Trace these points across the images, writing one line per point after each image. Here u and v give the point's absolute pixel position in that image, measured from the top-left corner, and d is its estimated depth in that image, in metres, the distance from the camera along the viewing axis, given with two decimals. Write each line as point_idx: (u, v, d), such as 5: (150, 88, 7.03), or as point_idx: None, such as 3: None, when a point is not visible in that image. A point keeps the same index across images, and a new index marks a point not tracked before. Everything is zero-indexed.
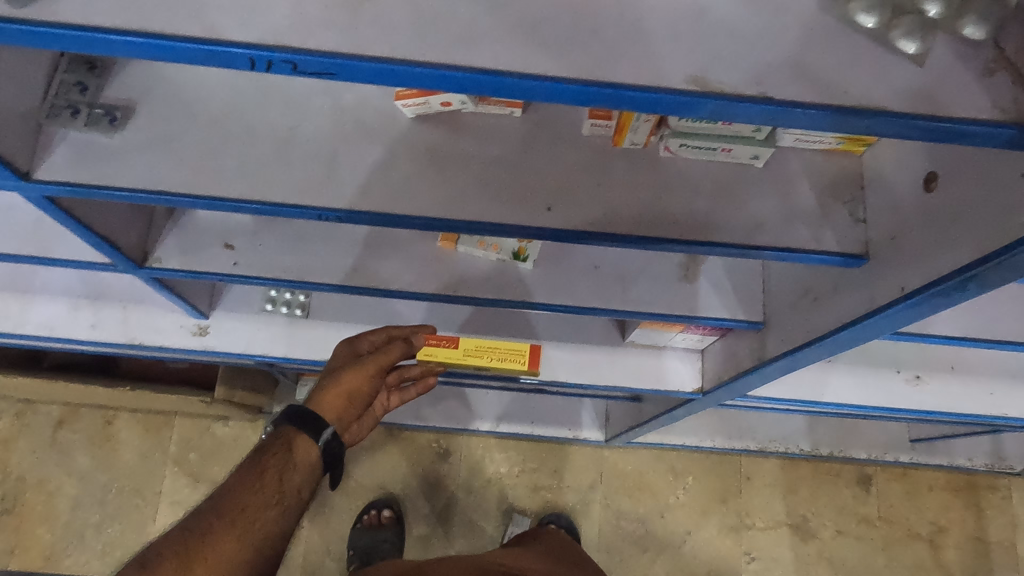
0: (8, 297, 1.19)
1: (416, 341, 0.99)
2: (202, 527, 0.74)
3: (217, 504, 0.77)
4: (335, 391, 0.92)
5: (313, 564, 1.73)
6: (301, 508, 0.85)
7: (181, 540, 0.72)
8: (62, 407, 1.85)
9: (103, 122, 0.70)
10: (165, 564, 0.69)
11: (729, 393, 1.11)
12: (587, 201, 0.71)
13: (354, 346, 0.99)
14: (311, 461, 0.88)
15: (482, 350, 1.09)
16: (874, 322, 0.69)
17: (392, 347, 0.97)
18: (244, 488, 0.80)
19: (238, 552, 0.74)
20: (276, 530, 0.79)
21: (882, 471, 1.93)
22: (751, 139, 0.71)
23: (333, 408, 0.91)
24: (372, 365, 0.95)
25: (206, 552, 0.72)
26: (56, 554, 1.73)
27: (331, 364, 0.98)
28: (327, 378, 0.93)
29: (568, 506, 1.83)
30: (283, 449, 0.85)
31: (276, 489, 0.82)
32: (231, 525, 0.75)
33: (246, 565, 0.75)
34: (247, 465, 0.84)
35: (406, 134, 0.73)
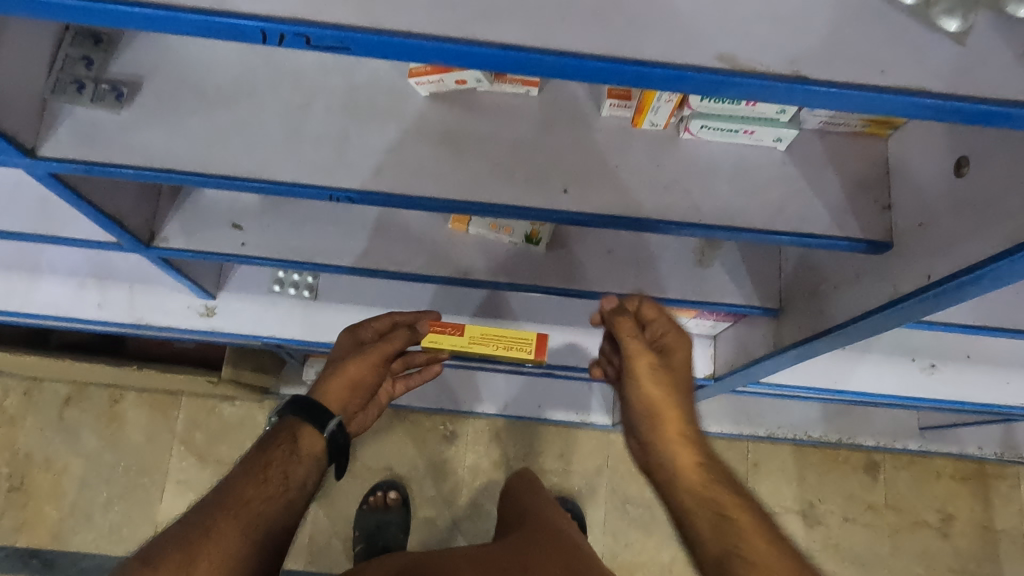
0: (15, 276, 1.18)
1: (421, 328, 0.99)
2: (206, 522, 0.72)
3: (221, 497, 0.76)
4: (339, 381, 0.93)
5: (320, 545, 1.74)
6: (303, 501, 0.84)
7: (184, 532, 0.71)
8: (69, 385, 1.85)
9: (108, 97, 0.68)
10: (171, 558, 0.67)
11: (741, 379, 1.10)
12: (604, 184, 0.69)
13: (358, 334, 0.99)
14: (316, 452, 0.88)
15: (484, 337, 1.08)
16: (894, 312, 0.68)
17: (396, 336, 0.97)
18: (248, 480, 0.80)
19: (241, 544, 0.73)
20: (278, 523, 0.79)
21: (891, 458, 1.91)
22: (774, 121, 0.69)
23: (337, 398, 0.93)
24: (376, 354, 0.95)
25: (211, 546, 0.70)
26: (64, 532, 1.74)
27: (336, 352, 0.98)
28: (331, 368, 0.95)
29: (574, 490, 1.83)
30: (288, 440, 0.86)
31: (280, 482, 0.82)
32: (234, 517, 0.74)
33: (249, 558, 0.73)
34: (252, 457, 0.84)
35: (419, 112, 0.71)
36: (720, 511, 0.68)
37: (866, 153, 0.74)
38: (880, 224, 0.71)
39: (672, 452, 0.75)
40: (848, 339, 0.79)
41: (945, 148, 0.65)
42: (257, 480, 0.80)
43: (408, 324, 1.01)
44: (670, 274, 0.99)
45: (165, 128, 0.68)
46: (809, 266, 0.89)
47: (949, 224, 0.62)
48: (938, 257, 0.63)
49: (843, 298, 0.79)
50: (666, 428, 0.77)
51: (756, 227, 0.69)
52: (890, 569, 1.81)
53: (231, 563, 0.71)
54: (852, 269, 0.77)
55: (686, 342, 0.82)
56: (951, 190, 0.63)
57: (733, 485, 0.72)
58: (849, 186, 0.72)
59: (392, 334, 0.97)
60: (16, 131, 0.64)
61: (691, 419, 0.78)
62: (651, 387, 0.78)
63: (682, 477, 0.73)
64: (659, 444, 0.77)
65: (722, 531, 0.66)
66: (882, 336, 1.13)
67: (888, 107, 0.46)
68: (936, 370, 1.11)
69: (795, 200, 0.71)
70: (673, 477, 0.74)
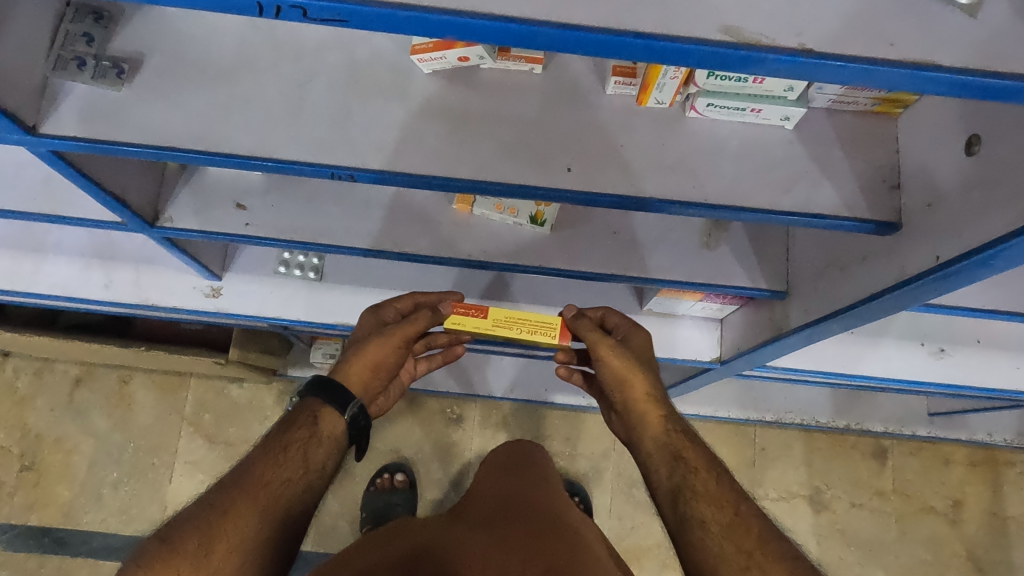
0: (22, 256, 1.18)
1: (444, 310, 0.94)
2: (225, 503, 0.72)
3: (240, 477, 0.76)
4: (361, 363, 0.94)
5: (327, 526, 1.75)
6: (322, 483, 0.85)
7: (202, 512, 0.70)
8: (80, 365, 1.87)
9: (110, 74, 0.68)
10: (188, 540, 0.67)
11: (747, 363, 1.09)
12: (608, 163, 0.68)
13: (380, 315, 0.99)
14: (336, 434, 0.89)
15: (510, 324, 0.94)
16: (900, 294, 0.68)
17: (418, 317, 0.94)
18: (268, 460, 0.80)
19: (258, 526, 0.73)
20: (296, 505, 0.79)
21: (899, 444, 1.90)
22: (781, 99, 0.67)
23: (359, 380, 0.94)
24: (398, 336, 0.95)
25: (229, 528, 0.70)
26: (74, 511, 1.75)
27: (358, 333, 0.99)
28: (354, 350, 0.95)
29: (580, 473, 1.84)
30: (309, 422, 0.87)
31: (300, 464, 0.82)
32: (252, 499, 0.74)
33: (266, 541, 0.73)
34: (273, 437, 0.84)
35: (422, 89, 0.70)
36: (676, 454, 0.86)
37: (876, 133, 0.73)
38: (889, 204, 0.70)
39: (641, 413, 0.92)
40: (856, 322, 0.78)
41: (957, 127, 0.63)
42: (277, 462, 0.80)
43: (430, 304, 0.99)
44: (676, 256, 0.98)
45: (167, 106, 0.68)
46: (816, 248, 0.88)
47: (958, 203, 0.61)
48: (948, 236, 0.62)
49: (851, 280, 0.78)
50: (638, 393, 0.92)
51: (762, 207, 0.68)
52: (897, 555, 1.80)
53: (248, 545, 0.71)
54: (860, 250, 0.76)
55: (643, 330, 0.97)
56: (962, 169, 0.62)
57: (690, 433, 0.89)
58: (857, 166, 0.71)
59: (415, 315, 0.96)
60: (17, 108, 0.64)
61: (662, 396, 0.93)
62: (619, 368, 0.92)
63: (648, 430, 0.90)
64: (630, 407, 0.93)
65: (676, 470, 0.84)
66: (892, 321, 1.12)
67: (896, 81, 0.45)
68: (945, 354, 1.09)
69: (802, 179, 0.70)
70: (642, 432, 0.91)
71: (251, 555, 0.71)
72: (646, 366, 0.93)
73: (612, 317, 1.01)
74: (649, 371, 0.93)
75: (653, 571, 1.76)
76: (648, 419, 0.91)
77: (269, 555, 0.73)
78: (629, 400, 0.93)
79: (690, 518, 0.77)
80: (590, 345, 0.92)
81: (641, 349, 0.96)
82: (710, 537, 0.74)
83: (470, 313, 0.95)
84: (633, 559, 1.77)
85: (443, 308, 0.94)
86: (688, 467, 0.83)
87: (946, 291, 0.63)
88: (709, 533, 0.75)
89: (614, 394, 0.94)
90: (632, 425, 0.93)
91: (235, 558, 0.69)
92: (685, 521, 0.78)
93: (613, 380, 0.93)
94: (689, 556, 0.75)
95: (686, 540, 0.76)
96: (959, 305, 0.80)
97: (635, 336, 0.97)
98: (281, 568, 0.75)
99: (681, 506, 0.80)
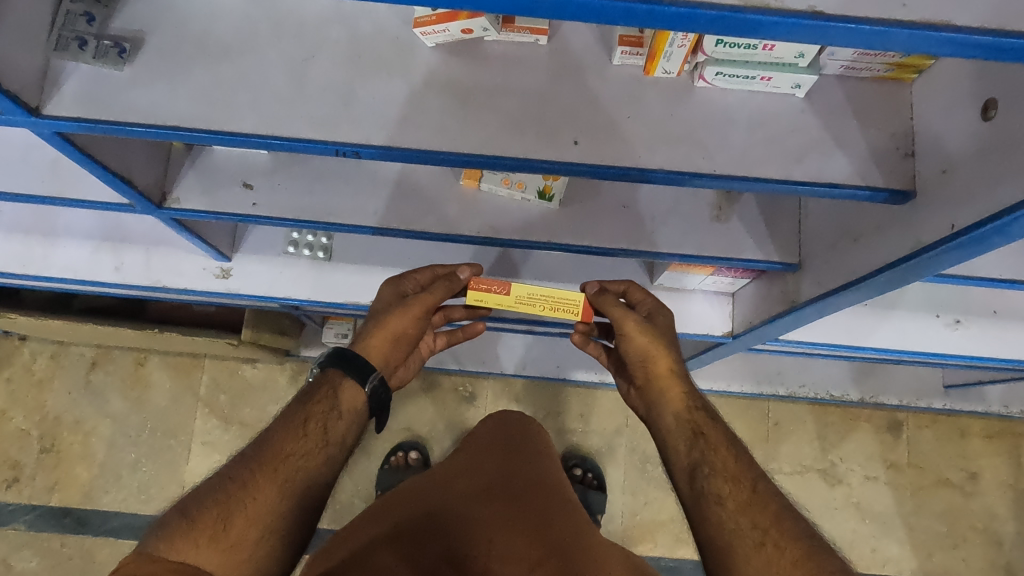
0: (33, 240, 1.18)
1: (461, 276, 0.96)
2: (244, 476, 0.73)
3: (260, 451, 0.77)
4: (381, 335, 0.94)
5: (343, 504, 1.77)
6: (342, 456, 0.85)
7: (221, 486, 0.71)
8: (95, 348, 1.88)
9: (111, 54, 0.67)
10: (206, 514, 0.68)
11: (759, 336, 1.09)
12: (615, 135, 0.67)
13: (400, 286, 0.99)
14: (357, 407, 0.89)
15: (535, 297, 0.93)
16: (912, 264, 0.67)
17: (436, 287, 0.96)
18: (288, 433, 0.80)
19: (277, 501, 0.73)
20: (316, 479, 0.79)
21: (914, 417, 1.89)
22: (792, 66, 0.66)
23: (380, 352, 0.94)
24: (419, 306, 0.95)
25: (247, 502, 0.71)
26: (94, 492, 1.78)
27: (377, 305, 0.98)
28: (374, 322, 0.95)
29: (592, 449, 1.84)
30: (329, 395, 0.87)
31: (320, 438, 0.82)
32: (272, 472, 0.75)
33: (286, 515, 0.74)
34: (294, 409, 0.84)
35: (425, 64, 0.69)
36: (696, 431, 0.85)
37: (888, 101, 0.71)
38: (903, 171, 0.68)
39: (662, 388, 0.91)
40: (870, 292, 0.77)
41: (973, 91, 0.62)
42: (296, 435, 0.80)
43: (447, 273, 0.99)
44: (686, 230, 0.97)
45: (170, 86, 0.67)
46: (829, 218, 0.86)
47: (974, 170, 0.60)
48: (964, 203, 0.60)
49: (864, 251, 0.77)
50: (660, 368, 0.91)
51: (773, 177, 0.67)
52: (912, 528, 1.80)
53: (268, 519, 0.72)
54: (874, 220, 0.75)
55: (668, 309, 0.96)
56: (977, 134, 0.60)
57: (711, 411, 0.88)
58: (869, 134, 0.69)
59: (433, 285, 0.97)
60: (20, 89, 0.63)
61: (684, 373, 0.92)
62: (643, 344, 0.91)
63: (669, 405, 0.90)
64: (651, 381, 0.92)
65: (695, 446, 0.84)
66: (907, 292, 1.10)
67: (908, 42, 0.43)
68: (961, 326, 1.08)
69: (814, 148, 0.68)
70: (663, 407, 0.90)
71: (270, 530, 0.71)
72: (670, 342, 0.93)
73: (635, 293, 0.99)
74: (672, 347, 0.93)
75: (666, 545, 1.77)
76: (669, 395, 0.91)
77: (289, 529, 0.73)
78: (651, 375, 0.92)
79: (706, 494, 0.78)
80: (615, 320, 0.93)
81: (665, 325, 0.95)
82: (726, 512, 0.74)
83: (492, 288, 0.95)
84: (647, 534, 1.78)
85: (459, 275, 0.96)
86: (708, 444, 0.83)
87: (960, 260, 0.62)
88: (726, 509, 0.75)
89: (636, 369, 0.94)
90: (652, 401, 0.92)
91: (254, 531, 0.70)
92: (702, 497, 0.78)
93: (635, 355, 0.93)
94: (704, 530, 0.75)
95: (702, 515, 0.77)
96: (975, 274, 0.79)
97: (660, 312, 0.96)
98: (302, 541, 0.75)
99: (698, 481, 0.80)
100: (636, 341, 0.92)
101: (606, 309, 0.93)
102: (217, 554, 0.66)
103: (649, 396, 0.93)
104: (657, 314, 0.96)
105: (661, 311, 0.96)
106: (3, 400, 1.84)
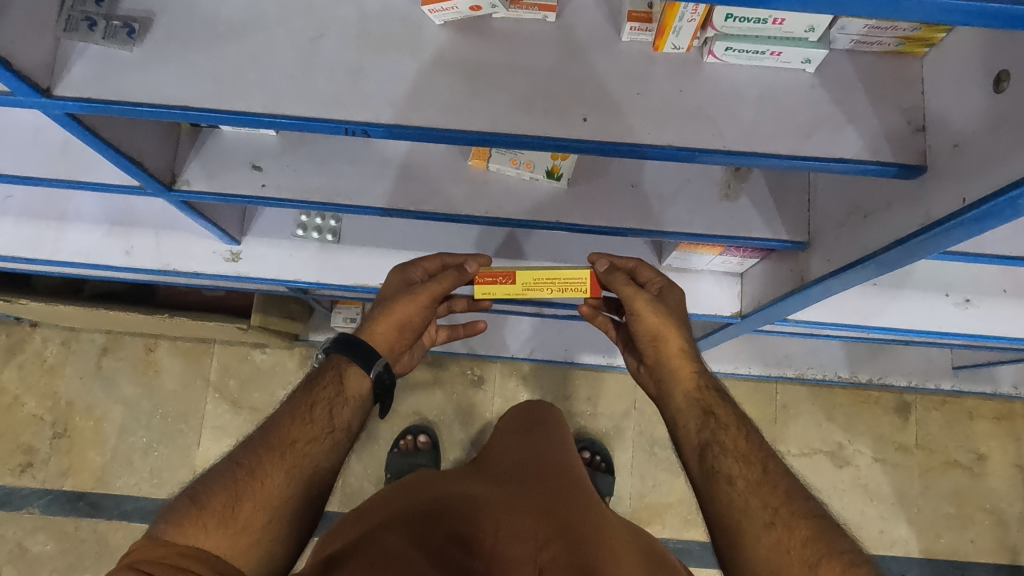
0: (45, 224, 1.19)
1: (469, 269, 0.96)
2: (251, 462, 0.74)
3: (266, 437, 0.78)
4: (386, 322, 0.95)
5: (353, 487, 1.78)
6: (349, 441, 0.85)
7: (229, 471, 0.72)
8: (106, 334, 1.90)
9: (121, 34, 0.67)
10: (215, 498, 0.69)
11: (768, 315, 1.09)
12: (626, 112, 0.67)
13: (407, 274, 0.99)
14: (362, 392, 0.90)
15: (540, 283, 0.93)
16: (925, 239, 0.67)
17: (444, 277, 0.95)
18: (294, 420, 0.81)
19: (285, 485, 0.74)
20: (323, 463, 0.80)
21: (923, 399, 1.89)
22: (802, 41, 0.65)
23: (384, 338, 0.95)
24: (425, 295, 0.95)
25: (255, 486, 0.72)
26: (107, 476, 1.80)
27: (385, 292, 0.99)
28: (380, 309, 0.96)
29: (601, 432, 1.85)
30: (335, 380, 0.87)
31: (326, 423, 0.83)
32: (280, 457, 0.76)
33: (293, 498, 0.74)
34: (299, 396, 0.85)
35: (434, 42, 0.69)
36: (706, 410, 0.86)
37: (899, 75, 0.70)
38: (915, 146, 0.68)
39: (673, 368, 0.91)
40: (882, 268, 0.77)
41: (984, 63, 0.61)
42: (303, 421, 0.81)
43: (457, 265, 0.99)
44: (695, 208, 0.97)
45: (178, 66, 0.67)
46: (838, 195, 0.86)
47: (986, 143, 0.59)
48: (977, 176, 0.60)
49: (874, 227, 0.77)
50: (671, 347, 0.91)
51: (783, 153, 0.67)
52: (921, 509, 1.80)
53: (276, 503, 0.72)
54: (884, 197, 0.75)
55: (679, 288, 0.96)
56: (989, 106, 0.60)
57: (722, 390, 0.89)
58: (880, 108, 0.69)
59: (441, 275, 0.96)
60: (31, 70, 0.63)
61: (694, 352, 0.92)
62: (655, 323, 0.91)
63: (680, 384, 0.90)
64: (662, 360, 0.93)
65: (706, 425, 0.84)
66: (916, 270, 1.10)
67: (919, 11, 0.43)
68: (970, 304, 1.07)
69: (824, 123, 0.68)
70: (673, 386, 0.90)
71: (278, 513, 0.72)
72: (681, 322, 0.93)
73: (645, 271, 0.98)
74: (682, 327, 0.93)
75: (675, 527, 1.78)
76: (680, 375, 0.91)
77: (297, 512, 0.74)
78: (662, 355, 0.92)
79: (715, 472, 0.78)
80: (625, 300, 0.92)
81: (675, 304, 0.95)
82: (736, 491, 0.75)
83: (498, 279, 0.96)
84: (655, 515, 1.79)
85: (469, 268, 0.96)
86: (719, 423, 0.83)
87: (973, 233, 0.62)
88: (735, 487, 0.75)
89: (646, 349, 0.94)
90: (663, 380, 0.92)
91: (263, 514, 0.71)
92: (711, 476, 0.78)
93: (645, 335, 0.93)
94: (713, 509, 0.76)
95: (711, 493, 0.77)
96: (986, 250, 0.78)
97: (671, 291, 0.96)
98: (310, 524, 0.76)
99: (708, 460, 0.80)
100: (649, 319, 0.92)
101: (618, 288, 0.92)
102: (226, 538, 0.67)
103: (659, 375, 0.93)
104: (668, 293, 0.95)
105: (671, 291, 0.96)
106: (16, 386, 1.86)
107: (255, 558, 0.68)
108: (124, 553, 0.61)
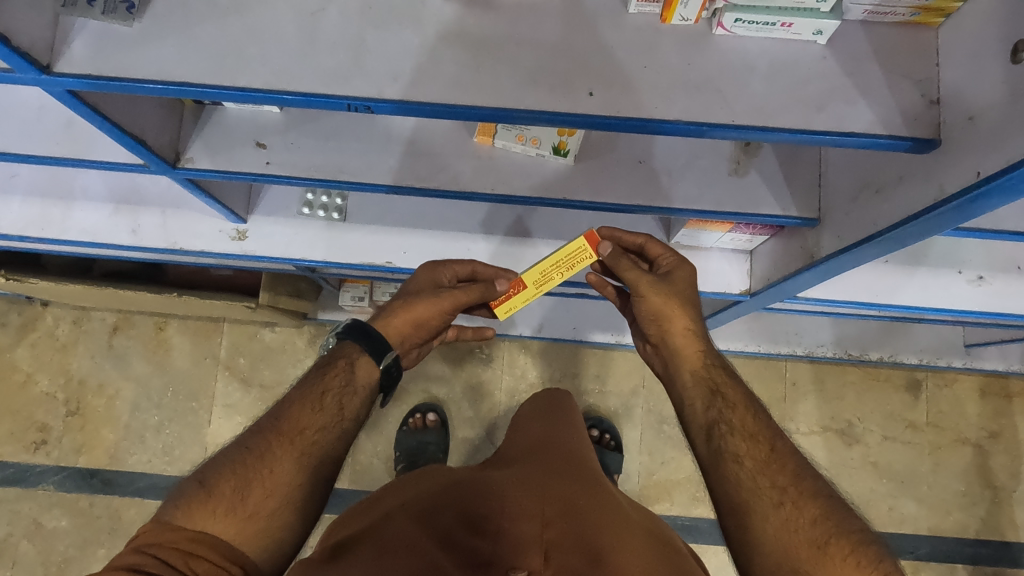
0: (51, 203, 1.19)
1: (500, 285, 0.95)
2: (260, 448, 0.74)
3: (276, 422, 0.77)
4: (405, 317, 0.94)
5: (362, 465, 1.79)
6: (355, 430, 0.85)
7: (239, 456, 0.73)
8: (116, 313, 1.91)
9: (120, 10, 0.66)
10: (224, 482, 0.69)
11: (779, 294, 1.08)
12: (634, 85, 0.66)
13: (437, 274, 0.99)
14: (371, 381, 0.89)
15: (549, 273, 0.93)
16: (940, 214, 0.65)
17: (471, 288, 0.96)
18: (303, 405, 0.81)
19: (294, 472, 0.74)
20: (331, 452, 0.79)
21: (934, 376, 1.88)
22: (813, 12, 0.64)
23: (399, 332, 0.94)
24: (448, 301, 0.96)
25: (265, 472, 0.72)
26: (120, 453, 1.82)
27: (411, 285, 0.99)
28: (401, 302, 0.95)
29: (610, 410, 1.85)
30: (345, 369, 0.86)
31: (335, 412, 0.82)
32: (289, 444, 0.75)
33: (302, 485, 0.74)
34: (310, 380, 0.84)
35: (437, 15, 0.68)
36: (713, 388, 0.85)
37: (912, 48, 0.69)
38: (928, 119, 0.67)
39: (677, 349, 0.90)
40: (896, 245, 0.75)
41: (1000, 34, 0.59)
42: (312, 409, 0.80)
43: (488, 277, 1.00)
44: (703, 184, 0.96)
45: (178, 42, 0.66)
46: (848, 171, 0.84)
47: (1000, 116, 0.58)
48: (992, 150, 0.59)
49: (886, 202, 0.75)
50: (677, 327, 0.90)
51: (793, 127, 0.65)
52: (931, 486, 1.80)
53: (283, 491, 0.73)
54: (897, 170, 0.74)
55: (686, 264, 0.94)
56: (1005, 78, 0.58)
57: (729, 369, 0.88)
58: (893, 80, 0.67)
59: (469, 286, 0.97)
60: (30, 47, 0.63)
61: (700, 330, 0.91)
62: (658, 304, 0.91)
63: (685, 363, 0.89)
64: (666, 341, 0.92)
65: (713, 405, 0.83)
66: (929, 247, 1.08)
67: None
68: (983, 282, 1.05)
69: (836, 96, 0.67)
70: (679, 365, 0.90)
71: (286, 500, 0.72)
72: (686, 300, 0.91)
73: (654, 247, 0.96)
74: (689, 306, 0.91)
75: (684, 504, 1.79)
76: (687, 355, 0.90)
77: (305, 499, 0.74)
78: (668, 334, 0.91)
79: (723, 451, 0.78)
80: (630, 283, 0.92)
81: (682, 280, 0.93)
82: (743, 470, 0.74)
83: (513, 292, 0.95)
84: (664, 493, 1.79)
85: (497, 286, 0.95)
86: (726, 403, 0.83)
87: (989, 209, 0.61)
88: (743, 466, 0.75)
89: (651, 328, 0.93)
90: (668, 359, 0.92)
91: (273, 501, 0.71)
92: (718, 455, 0.78)
93: (649, 315, 0.92)
94: (721, 488, 0.75)
95: (718, 473, 0.77)
96: (998, 228, 0.77)
97: (677, 266, 0.94)
98: (316, 510, 0.76)
99: (714, 439, 0.80)
100: (652, 299, 0.91)
101: (620, 271, 0.92)
102: (234, 524, 0.67)
103: (665, 354, 0.93)
104: (676, 269, 0.93)
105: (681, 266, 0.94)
106: (29, 363, 1.87)
107: (262, 544, 0.69)
108: (134, 535, 0.63)
